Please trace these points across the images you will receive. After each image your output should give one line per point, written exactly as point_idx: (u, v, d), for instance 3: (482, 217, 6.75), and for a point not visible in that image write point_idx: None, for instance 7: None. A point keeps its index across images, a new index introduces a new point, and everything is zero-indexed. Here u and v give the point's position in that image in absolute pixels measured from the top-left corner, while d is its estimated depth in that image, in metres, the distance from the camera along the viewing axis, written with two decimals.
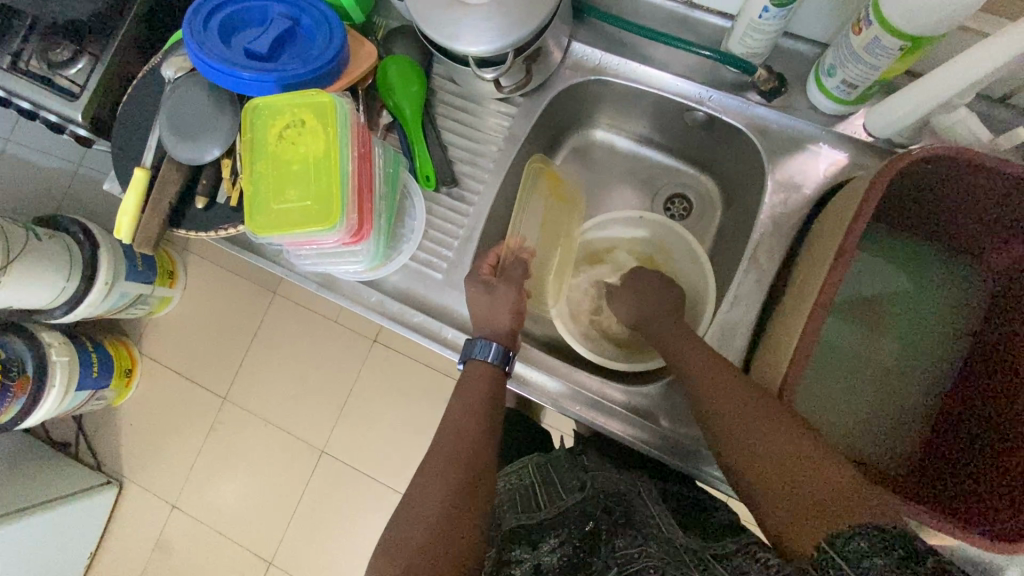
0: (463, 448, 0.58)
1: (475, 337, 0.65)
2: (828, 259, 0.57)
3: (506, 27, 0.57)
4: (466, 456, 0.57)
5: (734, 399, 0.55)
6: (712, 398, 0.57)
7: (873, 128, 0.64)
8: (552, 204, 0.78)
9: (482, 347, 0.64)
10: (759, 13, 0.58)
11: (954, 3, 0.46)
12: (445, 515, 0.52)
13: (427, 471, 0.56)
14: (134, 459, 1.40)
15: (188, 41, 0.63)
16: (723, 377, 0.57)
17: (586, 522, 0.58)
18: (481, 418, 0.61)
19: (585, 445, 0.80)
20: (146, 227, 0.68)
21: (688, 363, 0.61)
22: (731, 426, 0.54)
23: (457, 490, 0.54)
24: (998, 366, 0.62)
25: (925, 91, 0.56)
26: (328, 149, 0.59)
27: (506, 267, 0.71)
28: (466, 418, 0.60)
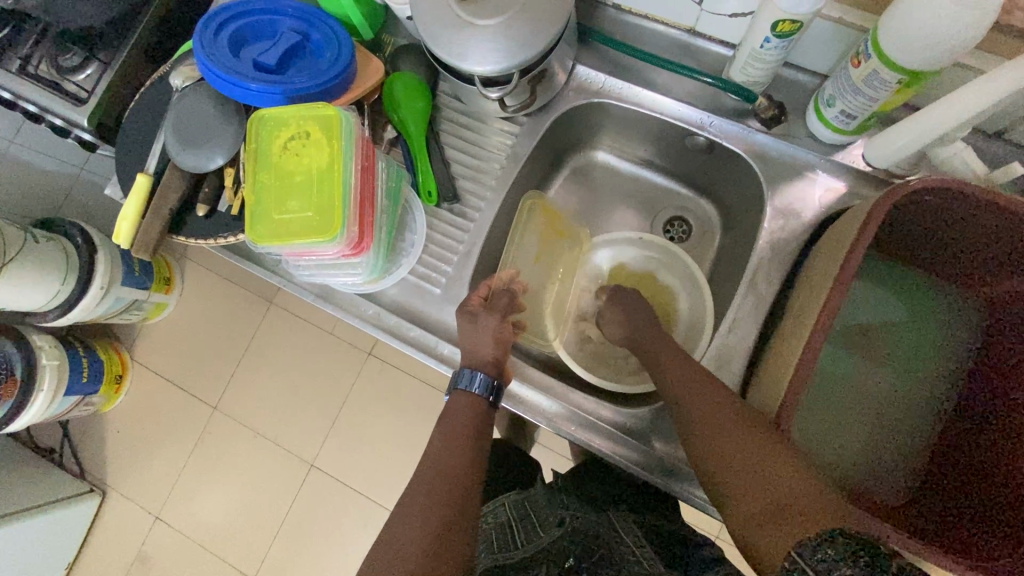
0: (455, 466, 0.58)
1: (462, 369, 0.65)
2: (825, 287, 0.57)
3: (512, 49, 0.58)
4: (456, 475, 0.57)
5: (725, 422, 0.54)
6: (704, 421, 0.56)
7: (871, 158, 0.65)
8: (549, 238, 0.80)
9: (468, 378, 0.63)
10: (762, 43, 0.59)
11: (951, 40, 0.47)
12: (433, 537, 0.51)
13: (418, 489, 0.56)
14: (120, 468, 1.37)
15: (198, 52, 0.64)
16: (717, 400, 0.57)
17: (564, 558, 0.62)
18: (473, 436, 0.61)
19: (567, 479, 0.80)
20: (146, 232, 0.68)
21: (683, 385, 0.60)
22: (722, 448, 0.53)
23: (447, 510, 0.54)
24: (997, 400, 0.62)
25: (922, 125, 0.57)
26: (331, 161, 0.59)
27: (494, 299, 0.70)
28: (459, 436, 0.60)
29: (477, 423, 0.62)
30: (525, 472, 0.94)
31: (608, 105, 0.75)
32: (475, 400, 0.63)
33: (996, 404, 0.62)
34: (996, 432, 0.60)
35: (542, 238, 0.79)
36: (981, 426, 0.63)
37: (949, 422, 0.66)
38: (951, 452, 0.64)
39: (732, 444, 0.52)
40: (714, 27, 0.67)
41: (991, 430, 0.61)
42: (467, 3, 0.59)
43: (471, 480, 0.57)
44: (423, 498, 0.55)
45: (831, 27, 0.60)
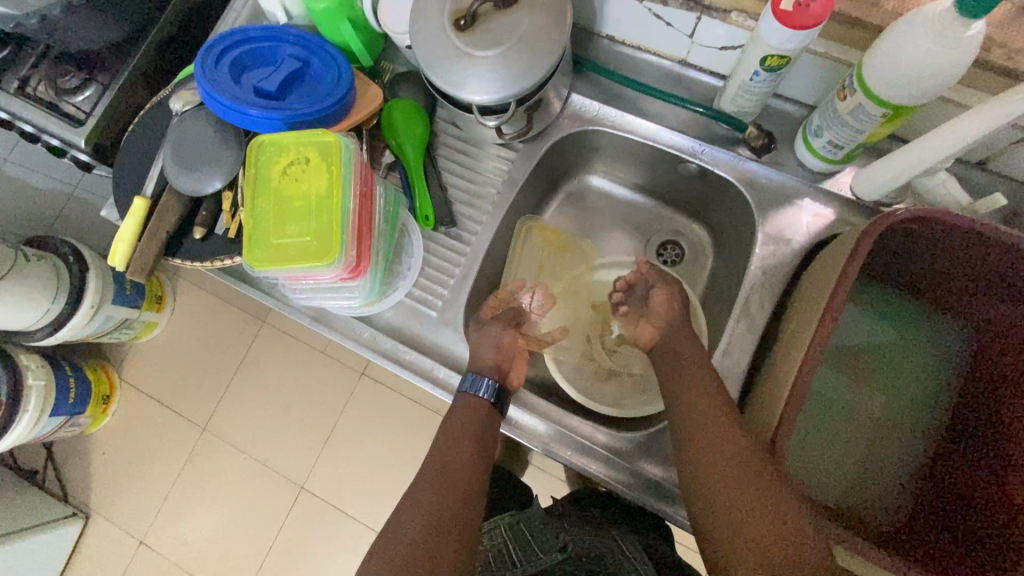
0: (451, 487, 0.58)
1: (469, 372, 0.66)
2: (816, 314, 0.58)
3: (510, 79, 0.60)
4: (451, 496, 0.57)
5: (719, 449, 0.55)
6: (702, 446, 0.56)
7: (857, 189, 0.66)
8: (550, 254, 0.82)
9: (472, 382, 0.65)
10: (750, 76, 0.61)
11: (932, 77, 0.49)
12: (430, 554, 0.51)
13: (414, 511, 0.55)
14: (104, 490, 1.34)
15: (199, 79, 0.65)
16: (714, 425, 0.57)
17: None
18: (469, 456, 0.61)
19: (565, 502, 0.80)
20: (142, 255, 0.68)
21: (682, 409, 0.60)
22: (720, 476, 0.53)
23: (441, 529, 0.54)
24: (987, 426, 0.63)
25: (908, 159, 0.59)
26: (330, 187, 0.60)
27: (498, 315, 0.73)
28: (454, 453, 0.61)
29: (474, 435, 0.63)
30: (519, 496, 0.94)
31: (602, 132, 0.77)
32: (471, 422, 0.64)
33: (986, 429, 0.63)
34: (989, 458, 0.61)
35: (544, 254, 0.82)
36: (973, 452, 0.63)
37: (941, 445, 0.67)
38: (945, 476, 0.65)
39: (726, 472, 0.53)
40: (706, 58, 0.69)
41: (982, 456, 0.62)
42: (466, 35, 0.60)
43: (466, 498, 0.57)
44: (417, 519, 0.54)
45: (817, 61, 0.62)
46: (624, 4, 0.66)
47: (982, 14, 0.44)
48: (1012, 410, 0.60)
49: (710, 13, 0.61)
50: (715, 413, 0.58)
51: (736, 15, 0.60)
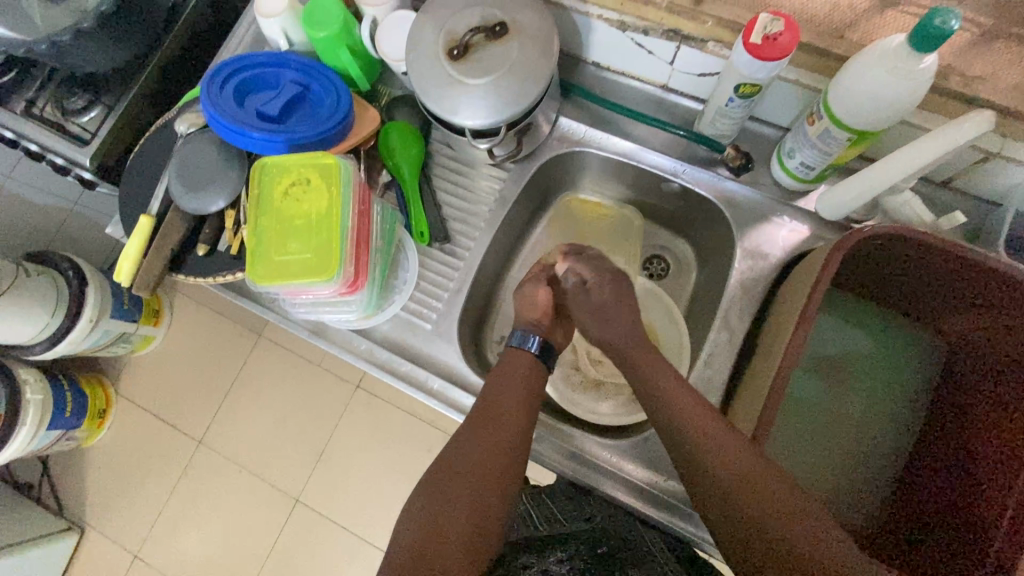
0: (490, 449, 0.59)
1: (518, 328, 0.70)
2: (790, 325, 0.61)
3: (500, 105, 0.64)
4: (490, 455, 0.59)
5: (715, 443, 0.55)
6: (696, 443, 0.56)
7: (821, 211, 0.70)
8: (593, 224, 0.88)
9: (521, 337, 0.69)
10: (726, 102, 0.65)
11: (891, 105, 0.53)
12: (469, 513, 0.54)
13: (449, 464, 0.58)
14: (100, 504, 1.35)
15: (205, 103, 0.69)
16: (704, 420, 0.57)
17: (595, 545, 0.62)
18: (510, 417, 0.62)
19: None
20: (147, 272, 0.71)
21: (669, 405, 0.59)
22: (711, 468, 0.54)
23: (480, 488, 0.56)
24: (953, 429, 0.66)
25: (870, 181, 0.62)
26: (330, 207, 0.63)
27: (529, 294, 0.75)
28: (497, 414, 0.62)
29: (523, 386, 0.65)
30: None
31: (589, 153, 0.80)
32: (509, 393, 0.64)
33: (952, 431, 0.66)
34: (957, 457, 0.64)
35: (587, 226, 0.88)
36: (940, 454, 0.66)
37: (914, 449, 0.70)
38: (916, 478, 0.68)
39: (732, 469, 0.52)
40: (686, 83, 0.73)
41: (951, 456, 0.65)
42: (458, 63, 0.64)
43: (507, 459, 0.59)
44: (457, 481, 0.56)
45: (788, 87, 0.66)
46: (608, 34, 0.71)
47: (933, 48, 0.47)
48: (983, 412, 0.63)
49: (689, 43, 0.66)
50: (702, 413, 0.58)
51: (712, 45, 0.64)
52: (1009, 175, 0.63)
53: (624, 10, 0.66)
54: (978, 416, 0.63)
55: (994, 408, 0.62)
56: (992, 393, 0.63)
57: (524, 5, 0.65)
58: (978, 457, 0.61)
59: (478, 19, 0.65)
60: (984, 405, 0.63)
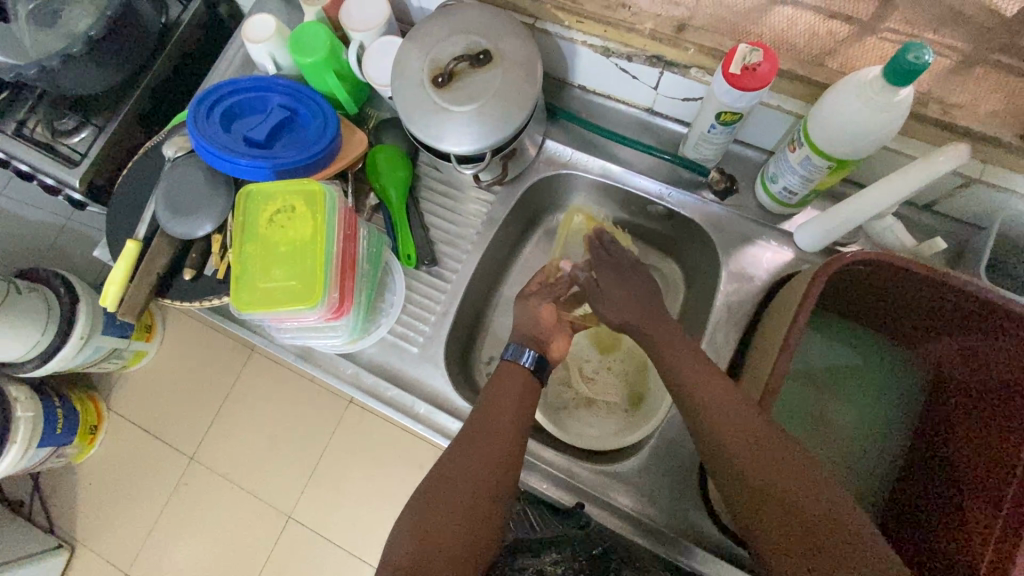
0: (486, 458, 0.59)
1: (513, 341, 0.71)
2: (775, 349, 0.61)
3: (485, 132, 0.64)
4: (486, 465, 0.59)
5: (739, 429, 0.54)
6: (721, 425, 0.56)
7: (800, 242, 0.71)
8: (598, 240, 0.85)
9: (515, 350, 0.69)
10: (708, 129, 0.66)
11: (869, 135, 0.54)
12: (464, 522, 0.55)
13: (447, 477, 0.58)
14: (91, 521, 1.34)
15: (192, 130, 0.69)
16: (731, 402, 0.57)
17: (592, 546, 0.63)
18: (508, 426, 0.62)
19: None
20: (132, 297, 0.70)
21: (690, 394, 0.59)
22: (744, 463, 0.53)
23: (475, 500, 0.57)
24: (939, 442, 0.65)
25: (848, 210, 0.62)
26: (314, 234, 0.63)
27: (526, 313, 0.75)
28: (494, 422, 0.62)
29: (516, 401, 0.65)
30: None
31: (576, 175, 0.81)
32: (506, 406, 0.64)
33: (938, 443, 0.65)
34: (943, 471, 0.62)
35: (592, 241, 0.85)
36: (927, 466, 0.65)
37: (903, 466, 0.69)
38: (904, 495, 0.67)
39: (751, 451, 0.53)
40: (670, 107, 0.74)
41: (937, 470, 0.63)
42: (442, 91, 0.65)
43: (505, 467, 0.59)
44: (453, 491, 0.57)
45: (770, 113, 0.67)
46: (593, 59, 0.72)
47: (908, 82, 0.48)
48: (966, 424, 0.62)
49: (672, 69, 0.67)
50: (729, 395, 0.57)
51: (695, 72, 0.65)
52: (991, 200, 0.63)
53: (608, 36, 0.66)
54: (962, 427, 0.62)
55: (977, 419, 0.61)
56: (975, 404, 0.62)
57: (508, 33, 0.66)
58: (963, 468, 0.60)
59: (463, 46, 0.66)
60: (968, 417, 0.62)
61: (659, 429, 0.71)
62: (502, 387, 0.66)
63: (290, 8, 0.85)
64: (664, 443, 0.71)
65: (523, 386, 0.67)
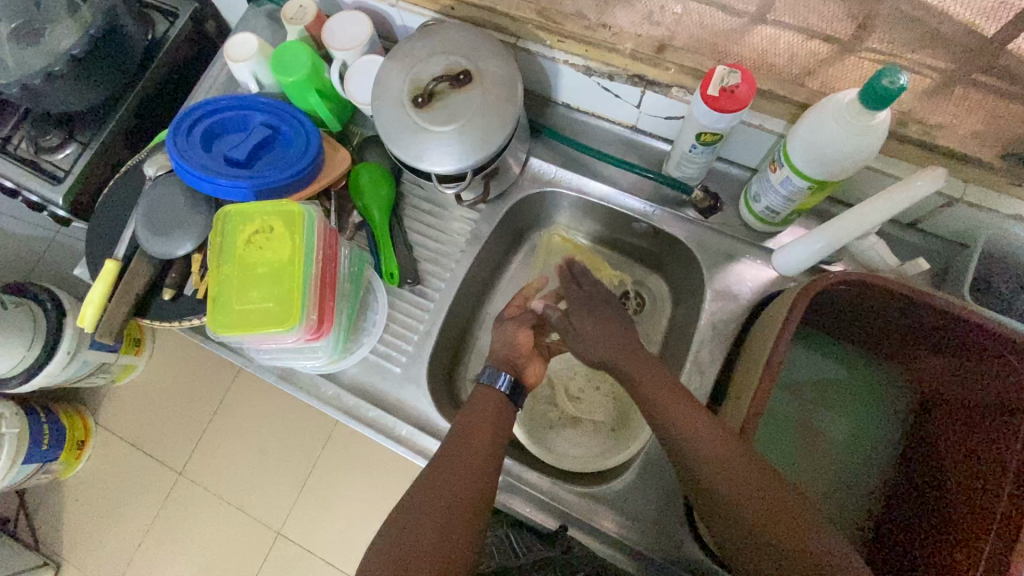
0: (459, 485, 0.58)
1: (488, 364, 0.69)
2: (758, 371, 0.60)
3: (466, 152, 0.64)
4: (458, 491, 0.58)
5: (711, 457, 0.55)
6: (704, 447, 0.56)
7: (778, 263, 0.70)
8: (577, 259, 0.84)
9: (490, 374, 0.67)
10: (689, 148, 0.66)
11: (848, 157, 0.53)
12: (435, 550, 0.53)
13: (422, 499, 0.57)
14: (77, 538, 1.33)
15: (171, 149, 0.69)
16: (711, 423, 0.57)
17: None
18: (480, 453, 0.61)
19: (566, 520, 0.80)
20: (111, 317, 0.70)
21: (667, 419, 0.59)
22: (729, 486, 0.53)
23: (445, 527, 0.55)
24: (928, 462, 0.65)
25: (829, 234, 0.62)
26: (293, 254, 0.63)
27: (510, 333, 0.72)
28: (468, 448, 0.61)
29: (492, 418, 0.64)
30: None
31: (560, 193, 0.81)
32: (484, 431, 0.63)
33: (927, 463, 0.65)
34: (934, 487, 0.62)
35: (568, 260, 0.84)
36: (916, 486, 0.65)
37: (894, 481, 0.68)
38: (895, 514, 0.66)
39: (729, 473, 0.54)
40: (653, 125, 0.74)
41: (928, 487, 0.63)
42: (423, 111, 0.64)
43: (476, 493, 0.58)
44: (427, 510, 0.56)
45: (751, 133, 0.67)
46: (575, 78, 0.71)
47: (884, 106, 0.48)
48: (954, 442, 0.62)
49: (653, 88, 0.66)
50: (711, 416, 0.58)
51: (676, 90, 0.65)
52: (972, 219, 0.63)
53: (589, 56, 0.67)
54: (951, 448, 0.62)
55: (966, 436, 0.60)
56: (963, 420, 0.62)
57: (488, 52, 0.66)
58: (952, 489, 0.59)
59: (443, 66, 0.66)
60: (956, 434, 0.62)
61: (644, 449, 0.71)
62: (478, 413, 0.65)
63: (274, 26, 0.85)
64: (649, 462, 0.70)
65: (497, 411, 0.65)
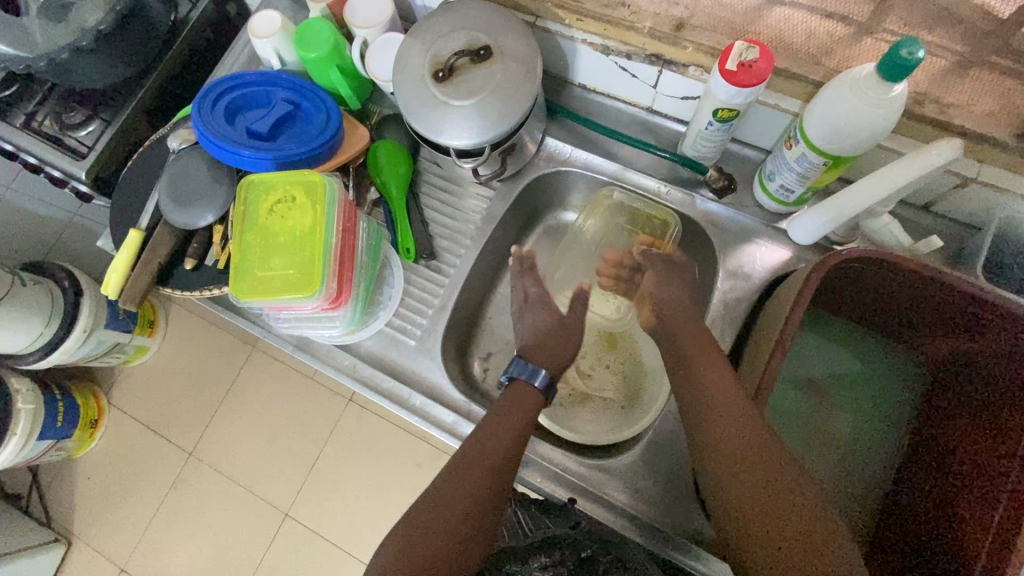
0: (477, 475, 0.58)
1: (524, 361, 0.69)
2: (770, 345, 0.61)
3: (483, 126, 0.65)
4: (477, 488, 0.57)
5: (723, 436, 0.54)
6: (718, 432, 0.55)
7: (793, 237, 0.71)
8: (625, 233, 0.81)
9: (531, 372, 0.67)
10: (705, 125, 0.66)
11: (864, 130, 0.54)
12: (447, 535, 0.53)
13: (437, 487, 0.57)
14: (88, 516, 1.35)
15: (195, 121, 0.71)
16: (729, 403, 0.56)
17: (581, 549, 0.60)
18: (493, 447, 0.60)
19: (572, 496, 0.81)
20: (134, 283, 0.71)
21: (693, 399, 0.59)
22: (742, 463, 0.52)
23: (464, 524, 0.54)
24: (935, 442, 0.65)
25: (838, 208, 0.63)
26: (314, 224, 0.64)
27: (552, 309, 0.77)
28: (485, 441, 0.61)
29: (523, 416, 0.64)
30: None
31: (574, 173, 0.82)
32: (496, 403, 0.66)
33: (935, 443, 0.65)
34: (939, 478, 0.62)
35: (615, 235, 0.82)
36: (923, 466, 0.65)
37: (902, 463, 0.69)
38: (901, 494, 0.66)
39: (738, 447, 0.53)
40: (668, 105, 0.75)
41: (936, 467, 0.63)
42: (443, 86, 0.65)
43: (492, 490, 0.58)
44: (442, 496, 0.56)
45: (765, 112, 0.67)
46: (591, 57, 0.73)
47: (900, 77, 0.49)
48: (963, 422, 0.62)
49: (670, 67, 0.67)
50: (730, 395, 0.57)
51: (694, 69, 0.66)
52: (985, 199, 0.64)
53: (607, 34, 0.67)
54: (959, 428, 0.62)
55: (973, 430, 0.60)
56: (975, 401, 0.62)
57: (508, 29, 0.67)
58: (958, 468, 0.60)
59: (463, 42, 0.67)
60: (966, 415, 0.62)
61: (655, 424, 0.72)
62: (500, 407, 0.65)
63: (296, 5, 0.86)
64: (659, 438, 0.71)
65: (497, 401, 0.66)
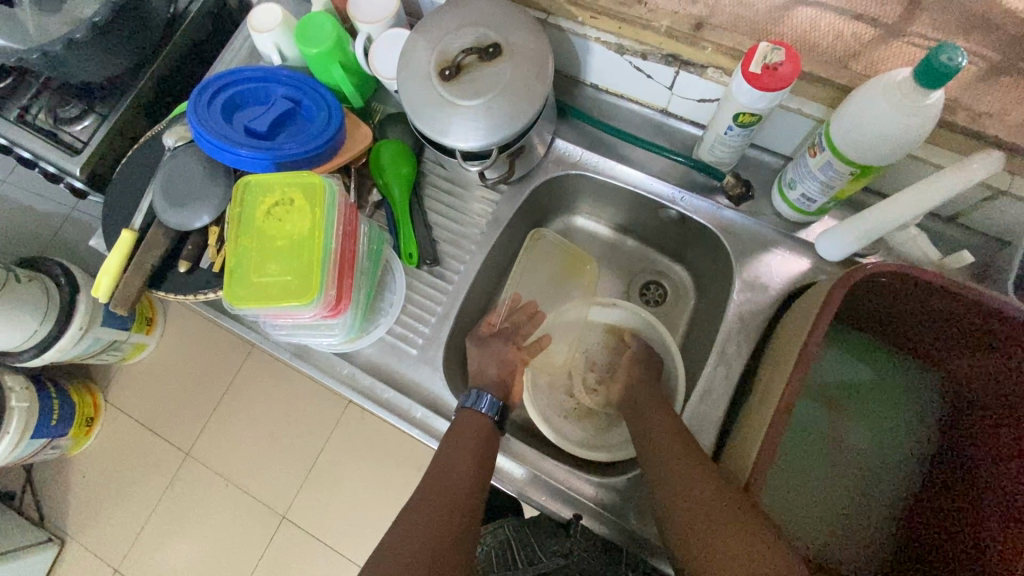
0: (448, 505, 0.56)
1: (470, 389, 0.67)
2: (788, 363, 0.57)
3: (491, 128, 0.62)
4: (458, 519, 0.55)
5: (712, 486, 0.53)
6: (696, 488, 0.54)
7: (819, 249, 0.68)
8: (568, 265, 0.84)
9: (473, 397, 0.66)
10: (724, 130, 0.64)
11: (895, 138, 0.51)
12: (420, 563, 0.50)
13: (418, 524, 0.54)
14: (82, 515, 1.33)
15: (191, 118, 0.68)
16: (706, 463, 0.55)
17: None
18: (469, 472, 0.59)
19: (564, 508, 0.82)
20: (127, 286, 0.69)
21: None
22: (722, 519, 0.50)
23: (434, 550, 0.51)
24: (960, 461, 0.62)
25: (867, 222, 0.60)
26: (313, 228, 0.61)
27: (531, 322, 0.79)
28: (455, 473, 0.59)
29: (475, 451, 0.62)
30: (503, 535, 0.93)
31: (585, 176, 0.79)
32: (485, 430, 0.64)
33: (961, 463, 0.62)
34: (965, 501, 0.59)
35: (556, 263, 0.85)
36: (949, 487, 0.62)
37: (924, 482, 0.66)
38: (925, 516, 0.63)
39: (713, 502, 0.51)
40: (685, 108, 0.72)
41: (962, 488, 0.60)
42: (450, 84, 0.63)
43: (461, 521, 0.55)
44: (409, 523, 0.54)
45: (787, 117, 0.64)
46: (605, 57, 0.69)
47: (938, 85, 0.46)
48: (991, 443, 0.59)
49: (688, 68, 0.64)
50: None
51: (712, 71, 0.63)
52: (1018, 213, 0.60)
53: (622, 33, 0.64)
54: (988, 449, 0.59)
55: (999, 457, 0.57)
56: (1004, 420, 0.59)
57: (518, 26, 0.64)
58: (987, 493, 0.57)
59: (472, 39, 0.64)
60: (995, 435, 0.59)
61: None
62: (457, 435, 0.63)
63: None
64: None
65: (486, 429, 0.64)
